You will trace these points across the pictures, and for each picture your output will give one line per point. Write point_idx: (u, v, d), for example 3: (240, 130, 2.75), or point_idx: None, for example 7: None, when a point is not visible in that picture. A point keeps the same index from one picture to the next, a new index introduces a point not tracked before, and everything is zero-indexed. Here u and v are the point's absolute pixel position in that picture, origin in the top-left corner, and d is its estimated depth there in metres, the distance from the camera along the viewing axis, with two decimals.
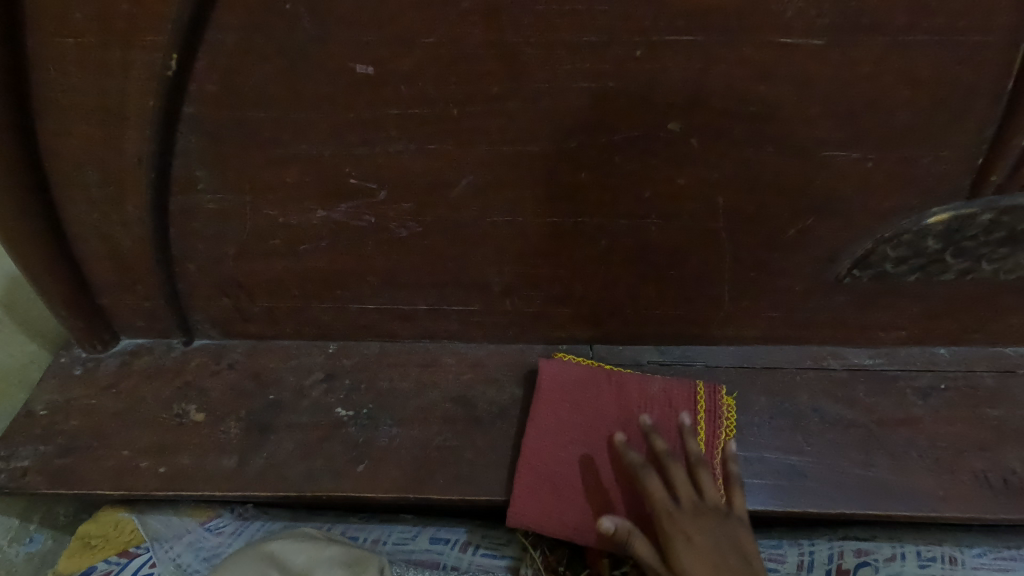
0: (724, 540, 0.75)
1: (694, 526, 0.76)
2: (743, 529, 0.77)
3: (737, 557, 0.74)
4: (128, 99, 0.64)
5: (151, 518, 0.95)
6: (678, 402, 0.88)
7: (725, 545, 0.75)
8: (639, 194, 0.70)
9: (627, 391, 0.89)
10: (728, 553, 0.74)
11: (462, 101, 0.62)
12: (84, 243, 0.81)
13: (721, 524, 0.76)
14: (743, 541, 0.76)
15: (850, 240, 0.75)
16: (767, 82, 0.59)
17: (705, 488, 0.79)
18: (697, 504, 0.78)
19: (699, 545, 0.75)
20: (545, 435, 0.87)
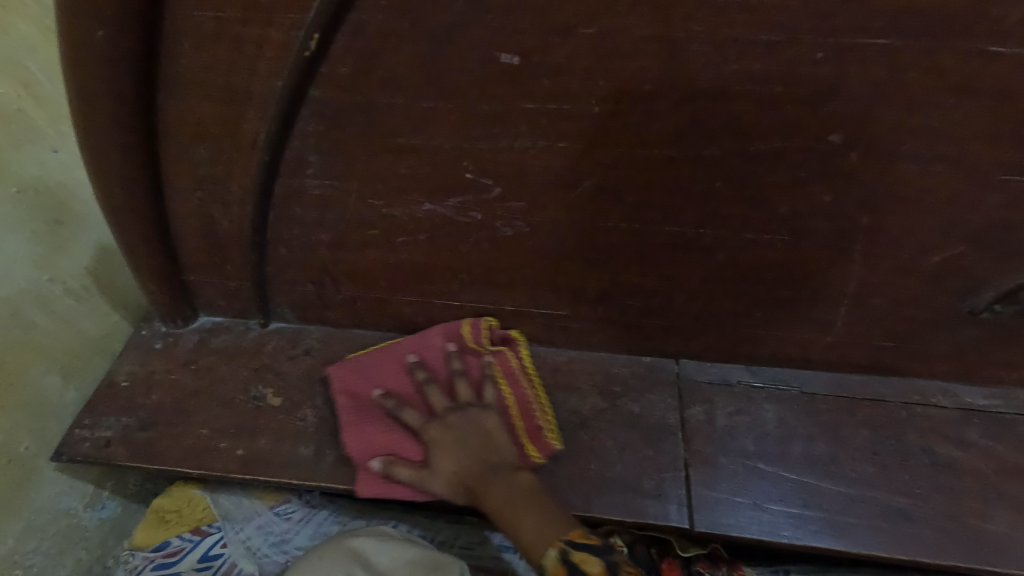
0: (466, 440, 0.80)
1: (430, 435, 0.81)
2: (457, 423, 0.81)
3: (472, 446, 0.80)
4: (257, 78, 0.61)
5: (222, 497, 0.95)
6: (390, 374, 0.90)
7: (461, 437, 0.80)
8: (776, 208, 0.65)
9: (415, 344, 0.90)
10: (469, 453, 0.80)
11: (606, 98, 0.58)
12: (184, 219, 0.80)
13: (445, 432, 0.80)
14: (463, 438, 0.80)
15: (1000, 272, 0.68)
16: (961, 95, 0.53)
17: (458, 394, 0.84)
18: (450, 412, 0.82)
19: (448, 442, 0.80)
20: (360, 421, 0.87)
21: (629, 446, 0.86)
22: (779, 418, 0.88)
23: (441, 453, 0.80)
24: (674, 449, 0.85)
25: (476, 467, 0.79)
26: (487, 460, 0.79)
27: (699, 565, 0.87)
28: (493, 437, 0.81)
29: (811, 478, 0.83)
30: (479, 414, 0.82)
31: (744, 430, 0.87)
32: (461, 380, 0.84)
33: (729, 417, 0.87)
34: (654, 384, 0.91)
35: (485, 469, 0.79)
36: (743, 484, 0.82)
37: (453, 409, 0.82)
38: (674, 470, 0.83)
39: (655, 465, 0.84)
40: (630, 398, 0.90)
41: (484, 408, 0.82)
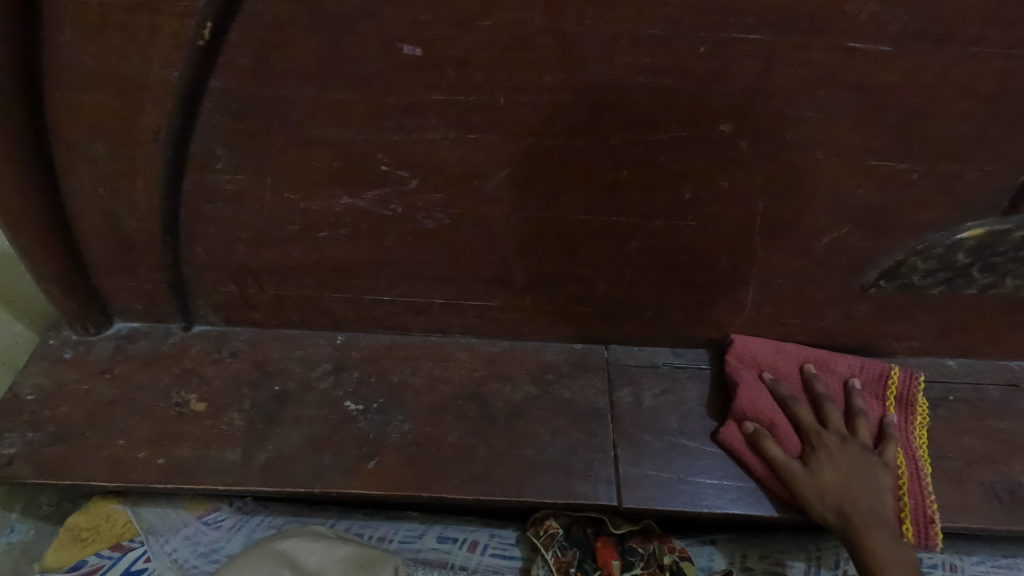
0: (847, 466, 0.78)
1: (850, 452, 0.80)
2: (852, 452, 0.80)
3: (867, 476, 0.78)
4: (152, 68, 0.59)
5: (145, 510, 0.90)
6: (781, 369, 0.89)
7: (857, 468, 0.78)
8: (680, 195, 0.68)
9: (779, 356, 0.89)
10: (840, 472, 0.78)
11: (511, 90, 0.59)
12: (86, 219, 0.76)
13: (847, 451, 0.80)
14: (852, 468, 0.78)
15: (882, 251, 0.75)
16: (829, 87, 0.58)
17: (856, 429, 0.82)
18: (847, 435, 0.81)
19: (840, 467, 0.78)
20: (780, 401, 0.86)
21: (560, 430, 0.88)
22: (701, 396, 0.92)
23: (827, 463, 0.79)
24: (603, 431, 0.88)
25: (850, 484, 0.77)
26: (869, 503, 0.76)
27: (632, 541, 0.91)
28: (875, 482, 0.78)
29: None
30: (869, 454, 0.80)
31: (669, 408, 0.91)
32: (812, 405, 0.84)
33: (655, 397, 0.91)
34: (584, 370, 0.94)
35: (866, 509, 0.76)
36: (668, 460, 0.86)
37: (856, 437, 0.81)
38: (603, 451, 0.86)
39: (585, 447, 0.87)
40: (561, 384, 0.92)
41: (841, 440, 0.81)
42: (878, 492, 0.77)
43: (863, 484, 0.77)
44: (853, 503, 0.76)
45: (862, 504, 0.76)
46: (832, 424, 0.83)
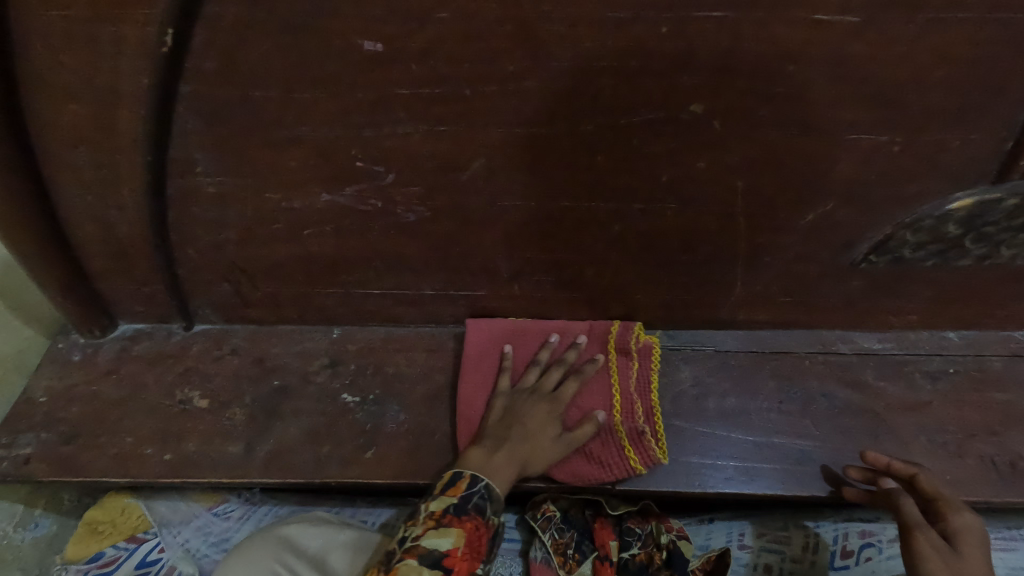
0: (519, 412, 0.83)
1: (511, 405, 0.84)
2: (531, 410, 0.83)
3: (521, 422, 0.82)
4: (122, 76, 0.60)
5: (157, 504, 0.94)
6: (524, 340, 0.91)
7: (522, 416, 0.82)
8: (657, 177, 0.68)
9: (518, 336, 0.91)
10: (534, 416, 0.83)
11: (475, 81, 0.59)
12: (78, 227, 0.78)
13: (529, 401, 0.84)
14: (551, 419, 0.83)
15: (868, 225, 0.74)
16: (798, 61, 0.56)
17: (551, 380, 0.86)
18: (555, 396, 0.85)
19: (503, 423, 0.82)
20: (475, 387, 0.89)
21: None
22: (694, 377, 0.93)
23: (494, 419, 0.83)
24: None
25: (514, 432, 0.81)
26: (547, 461, 0.81)
27: (629, 522, 0.92)
28: (539, 438, 0.82)
29: (722, 430, 0.89)
30: (546, 401, 0.84)
31: (661, 391, 0.92)
32: (573, 376, 0.87)
33: None
34: None
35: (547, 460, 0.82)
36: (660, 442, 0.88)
37: (555, 396, 0.85)
38: None
39: None
40: None
41: (549, 396, 0.85)
42: (547, 439, 0.82)
43: (529, 433, 0.81)
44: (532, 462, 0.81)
45: (505, 445, 0.79)
46: (545, 384, 0.86)
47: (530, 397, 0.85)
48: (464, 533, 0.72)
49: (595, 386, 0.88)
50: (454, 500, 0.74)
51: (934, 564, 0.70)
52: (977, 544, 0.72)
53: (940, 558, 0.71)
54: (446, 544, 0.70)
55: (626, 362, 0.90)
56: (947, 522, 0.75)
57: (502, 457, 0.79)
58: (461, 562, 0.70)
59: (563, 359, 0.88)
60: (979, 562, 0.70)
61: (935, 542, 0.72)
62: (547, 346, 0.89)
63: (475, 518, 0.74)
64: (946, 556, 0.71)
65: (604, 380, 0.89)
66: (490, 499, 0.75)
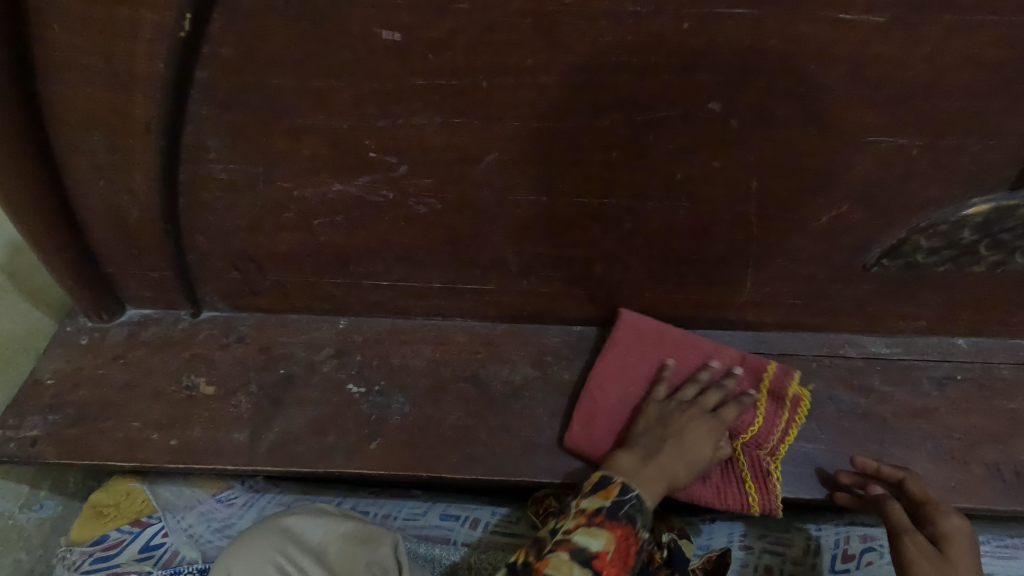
0: (674, 424, 0.81)
1: (660, 414, 0.82)
2: (698, 426, 0.80)
3: (679, 439, 0.79)
4: (137, 60, 0.60)
5: (162, 488, 0.95)
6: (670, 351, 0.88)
7: (673, 428, 0.80)
8: (671, 175, 0.67)
9: (681, 348, 0.88)
10: (688, 429, 0.80)
11: (491, 73, 0.59)
12: (89, 210, 0.78)
13: (684, 415, 0.81)
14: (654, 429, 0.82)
15: (881, 229, 0.73)
16: (819, 61, 0.56)
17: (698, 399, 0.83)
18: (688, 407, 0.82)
19: (682, 437, 0.79)
20: (610, 397, 0.88)
21: (558, 412, 0.90)
22: None
23: (644, 431, 0.82)
24: None
25: (668, 445, 0.79)
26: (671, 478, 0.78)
27: None
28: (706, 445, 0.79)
29: None
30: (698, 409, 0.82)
31: None
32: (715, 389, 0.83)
33: None
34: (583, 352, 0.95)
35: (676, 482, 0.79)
36: None
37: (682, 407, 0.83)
38: None
39: None
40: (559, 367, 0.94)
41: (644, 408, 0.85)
42: (704, 457, 0.79)
43: (685, 451, 0.79)
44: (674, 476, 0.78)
45: (658, 457, 0.78)
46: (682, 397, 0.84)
47: (669, 411, 0.83)
48: (614, 536, 0.73)
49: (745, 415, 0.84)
50: (608, 501, 0.75)
51: (924, 572, 0.71)
52: (968, 548, 0.73)
53: (928, 563, 0.71)
54: (597, 545, 0.71)
55: (796, 400, 0.85)
56: (938, 526, 0.74)
57: (652, 469, 0.77)
58: (608, 565, 0.72)
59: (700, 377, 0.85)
60: (967, 565, 0.71)
61: (925, 549, 0.73)
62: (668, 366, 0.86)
63: (626, 525, 0.74)
64: (937, 563, 0.71)
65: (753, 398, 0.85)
66: (640, 509, 0.75)
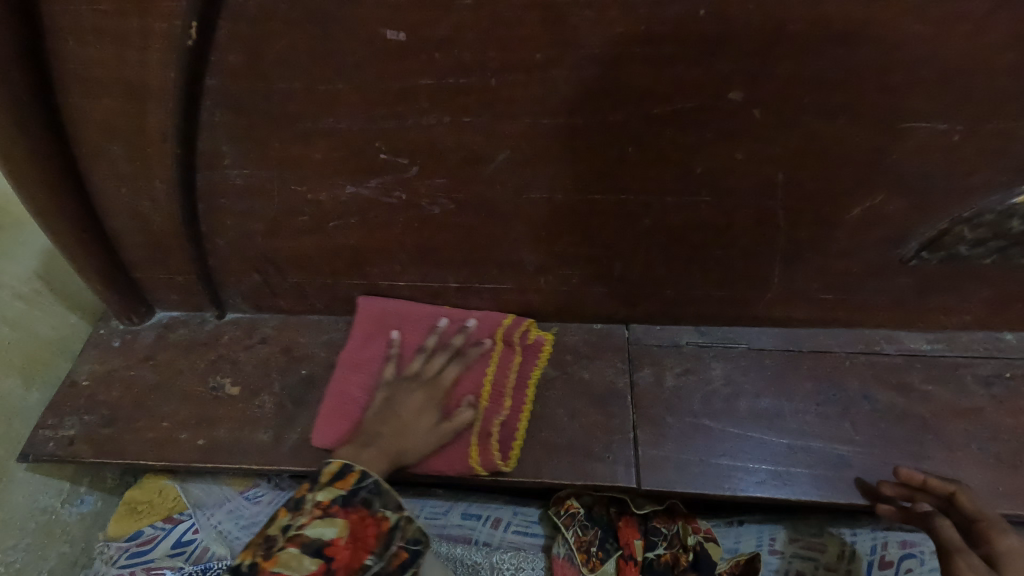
0: (395, 406, 0.82)
1: (389, 391, 0.84)
2: (404, 395, 0.83)
3: (398, 416, 0.81)
4: (150, 69, 0.61)
5: (192, 486, 0.98)
6: (408, 327, 0.90)
7: (396, 407, 0.82)
8: (690, 169, 0.64)
9: (406, 322, 0.91)
10: (410, 405, 0.82)
11: (500, 69, 0.57)
12: (114, 218, 0.80)
13: (406, 390, 0.84)
14: (426, 407, 0.83)
15: (921, 221, 0.69)
16: (850, 44, 0.52)
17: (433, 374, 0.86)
18: (411, 379, 0.85)
19: (395, 408, 0.82)
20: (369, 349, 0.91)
21: (578, 412, 0.89)
22: (725, 375, 0.91)
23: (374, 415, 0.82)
24: (622, 413, 0.88)
25: (386, 428, 0.80)
26: (399, 446, 0.79)
27: (655, 521, 0.90)
28: (424, 415, 0.82)
29: (755, 431, 0.86)
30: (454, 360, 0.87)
31: (691, 388, 0.90)
32: (442, 352, 0.87)
33: (677, 377, 0.91)
34: (604, 350, 0.95)
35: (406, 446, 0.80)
36: (689, 443, 0.86)
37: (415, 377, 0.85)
38: (622, 433, 0.87)
39: (603, 429, 0.87)
40: (580, 365, 0.93)
41: (427, 381, 0.85)
42: (416, 429, 0.81)
43: (402, 425, 0.80)
44: (405, 446, 0.80)
45: (374, 440, 0.78)
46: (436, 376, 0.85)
47: (392, 391, 0.84)
48: (350, 522, 0.66)
49: (470, 372, 0.88)
50: (341, 491, 0.69)
51: None
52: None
53: None
54: (327, 534, 0.65)
55: (509, 355, 0.91)
56: (994, 545, 0.70)
57: (370, 453, 0.77)
58: (342, 554, 0.65)
59: (449, 343, 0.88)
60: None
61: (977, 566, 0.68)
62: (436, 332, 0.89)
63: (363, 510, 0.68)
64: None
65: (484, 367, 0.89)
66: (379, 493, 0.69)
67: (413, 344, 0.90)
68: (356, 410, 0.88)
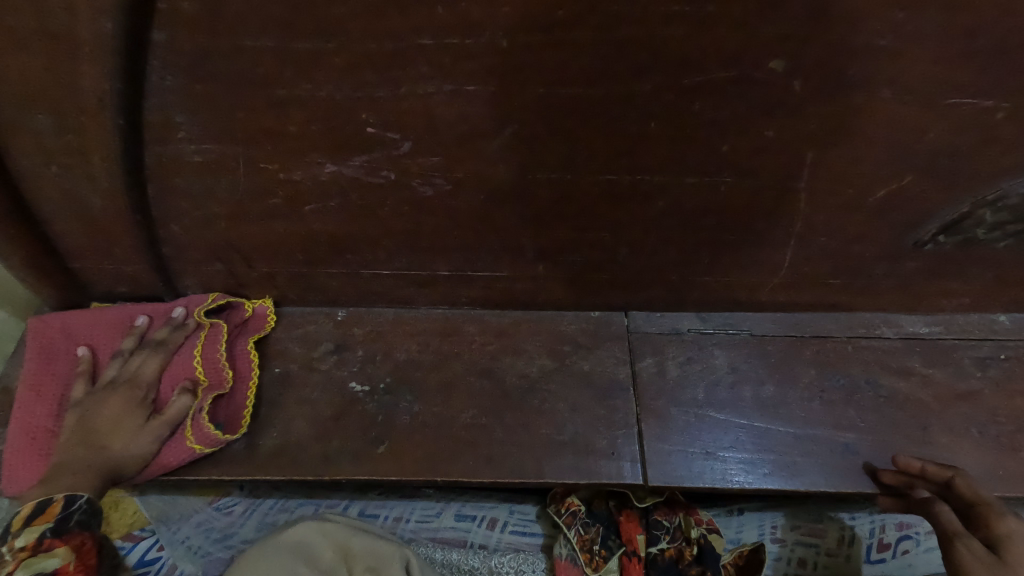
0: (111, 418, 0.73)
1: (79, 411, 0.74)
2: (109, 403, 0.74)
3: (118, 426, 0.73)
4: (82, 19, 0.50)
5: (152, 498, 0.87)
6: (106, 330, 0.81)
7: (99, 421, 0.73)
8: (716, 148, 0.58)
9: (95, 331, 0.81)
10: (109, 413, 0.73)
11: (513, 28, 0.49)
12: (44, 200, 0.68)
13: (100, 400, 0.74)
14: (127, 410, 0.74)
15: (944, 203, 0.66)
16: (907, 7, 0.46)
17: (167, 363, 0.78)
18: (130, 382, 0.76)
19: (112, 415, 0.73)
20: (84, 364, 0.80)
21: (579, 407, 0.84)
22: (729, 363, 0.88)
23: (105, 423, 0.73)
24: (625, 406, 0.84)
25: (97, 445, 0.72)
26: (108, 458, 0.72)
27: (656, 514, 0.87)
28: (123, 424, 0.73)
29: (761, 421, 0.83)
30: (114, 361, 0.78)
31: (695, 378, 0.86)
32: (146, 347, 0.79)
33: (680, 366, 0.87)
34: (603, 340, 0.90)
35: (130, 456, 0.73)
36: (695, 435, 0.82)
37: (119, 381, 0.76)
38: (625, 427, 0.83)
39: (606, 423, 0.83)
40: (579, 357, 0.88)
41: (127, 381, 0.76)
42: (124, 437, 0.73)
43: (108, 433, 0.72)
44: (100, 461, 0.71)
45: (82, 460, 0.71)
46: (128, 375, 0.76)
47: (129, 397, 0.75)
48: (73, 547, 0.68)
49: (179, 358, 0.79)
50: (46, 526, 0.67)
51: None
52: None
53: (981, 567, 0.67)
54: (52, 565, 0.67)
55: (217, 329, 0.81)
56: (995, 529, 0.69)
57: (69, 479, 0.69)
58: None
59: (151, 338, 0.80)
60: None
61: (978, 552, 0.68)
62: (133, 333, 0.80)
63: (81, 532, 0.69)
64: (992, 567, 0.66)
65: (189, 350, 0.79)
66: (94, 513, 0.70)
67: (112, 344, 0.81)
68: (48, 442, 0.75)
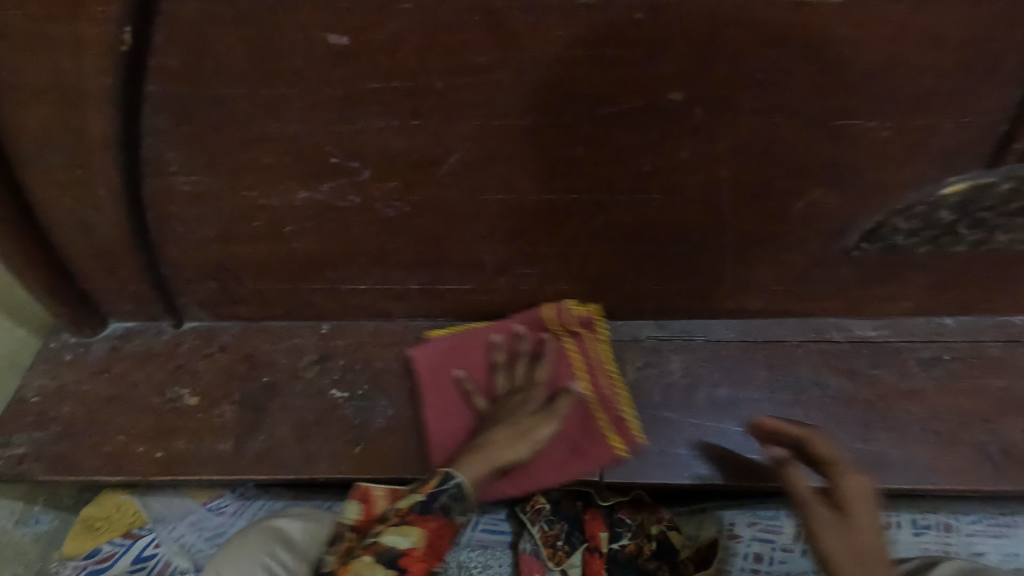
0: (518, 421, 0.83)
1: (495, 419, 0.84)
2: (521, 413, 0.84)
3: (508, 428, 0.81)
4: (87, 76, 0.60)
5: (152, 501, 0.96)
6: (470, 358, 0.92)
7: (511, 419, 0.83)
8: (640, 168, 0.66)
9: (466, 359, 0.92)
10: (525, 422, 0.82)
11: (446, 73, 0.57)
12: (58, 228, 0.78)
13: (529, 411, 0.84)
14: (542, 412, 0.83)
15: (859, 214, 0.72)
16: (778, 45, 0.54)
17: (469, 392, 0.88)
18: (529, 394, 0.85)
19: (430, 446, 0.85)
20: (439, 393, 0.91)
21: None
22: (684, 366, 0.93)
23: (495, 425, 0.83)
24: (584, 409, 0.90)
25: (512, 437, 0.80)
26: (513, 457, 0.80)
27: (620, 512, 0.93)
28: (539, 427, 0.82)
29: (713, 421, 0.89)
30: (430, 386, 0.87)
31: (652, 381, 0.92)
32: (523, 360, 0.88)
33: (637, 370, 0.93)
34: None
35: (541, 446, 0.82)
36: (650, 434, 0.88)
37: (506, 394, 0.87)
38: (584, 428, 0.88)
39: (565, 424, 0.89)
40: None
41: (530, 389, 0.86)
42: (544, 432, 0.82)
43: (531, 434, 0.81)
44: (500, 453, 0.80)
45: (507, 446, 0.80)
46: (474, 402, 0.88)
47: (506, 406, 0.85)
48: (425, 531, 0.73)
49: (561, 361, 0.89)
50: (423, 497, 0.74)
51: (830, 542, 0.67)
52: (868, 507, 0.69)
53: (829, 530, 0.68)
54: (404, 543, 0.71)
55: (581, 338, 0.90)
56: (840, 489, 0.71)
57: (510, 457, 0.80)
58: (417, 565, 0.71)
59: (512, 351, 0.89)
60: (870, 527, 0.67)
61: (825, 515, 0.69)
62: (494, 350, 0.89)
63: (440, 518, 0.74)
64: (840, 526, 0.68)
65: (564, 359, 0.89)
66: (461, 500, 0.75)
67: (481, 368, 0.90)
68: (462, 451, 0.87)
